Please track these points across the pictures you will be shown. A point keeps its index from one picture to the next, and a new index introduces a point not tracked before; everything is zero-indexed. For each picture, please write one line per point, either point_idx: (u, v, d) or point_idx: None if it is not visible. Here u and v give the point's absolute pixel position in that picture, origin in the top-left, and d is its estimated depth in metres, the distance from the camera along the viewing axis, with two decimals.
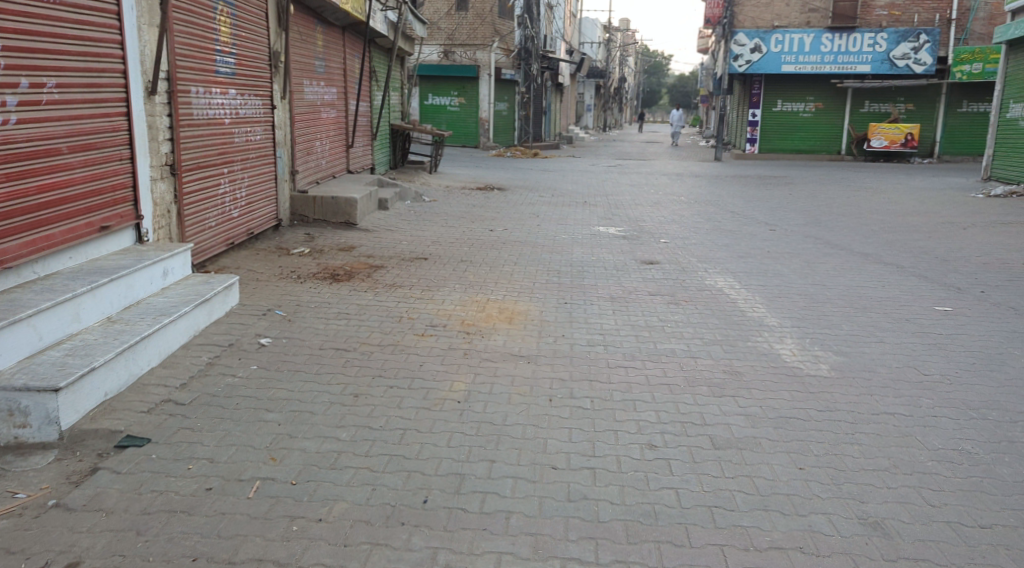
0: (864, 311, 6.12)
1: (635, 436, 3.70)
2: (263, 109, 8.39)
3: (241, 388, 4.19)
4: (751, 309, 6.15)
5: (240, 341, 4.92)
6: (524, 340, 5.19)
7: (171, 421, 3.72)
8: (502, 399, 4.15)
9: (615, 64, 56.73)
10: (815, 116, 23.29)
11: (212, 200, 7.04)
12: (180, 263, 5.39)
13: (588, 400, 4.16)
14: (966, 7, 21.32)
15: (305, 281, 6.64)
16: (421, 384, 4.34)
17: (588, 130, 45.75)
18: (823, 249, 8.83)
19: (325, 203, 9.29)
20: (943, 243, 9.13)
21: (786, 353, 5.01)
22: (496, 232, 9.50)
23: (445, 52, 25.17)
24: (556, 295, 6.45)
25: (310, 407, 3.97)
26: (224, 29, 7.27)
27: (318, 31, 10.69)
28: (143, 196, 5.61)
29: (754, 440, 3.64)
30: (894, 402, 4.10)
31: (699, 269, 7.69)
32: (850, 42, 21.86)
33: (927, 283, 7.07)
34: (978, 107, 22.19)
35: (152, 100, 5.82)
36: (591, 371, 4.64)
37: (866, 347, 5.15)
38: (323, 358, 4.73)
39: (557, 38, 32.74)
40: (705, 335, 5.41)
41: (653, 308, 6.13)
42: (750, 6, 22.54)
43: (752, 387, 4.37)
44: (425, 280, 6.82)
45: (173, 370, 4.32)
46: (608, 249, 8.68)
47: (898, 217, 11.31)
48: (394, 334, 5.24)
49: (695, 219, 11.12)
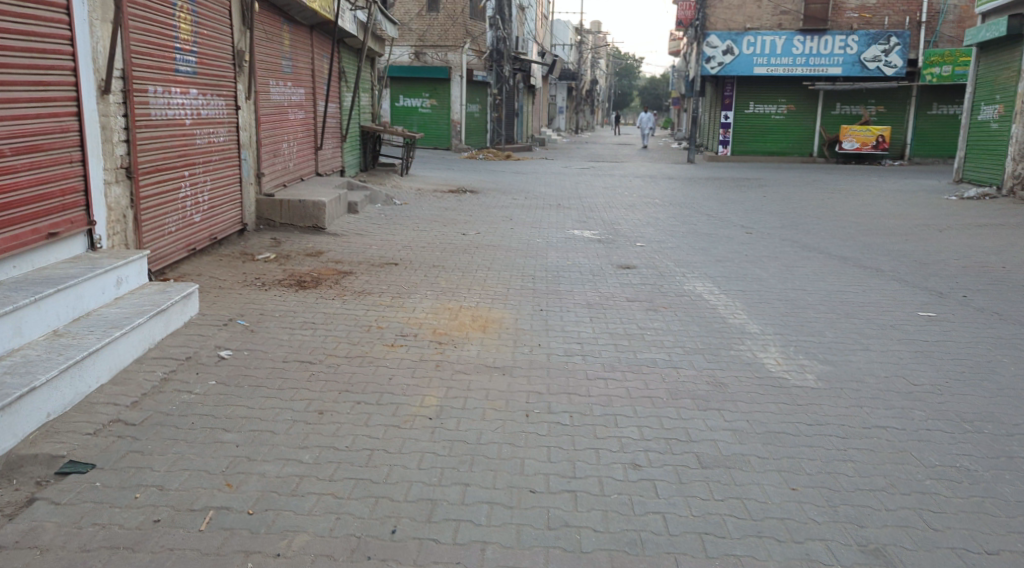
0: (847, 317, 6.00)
1: (617, 455, 3.54)
2: (226, 109, 8.08)
3: (197, 406, 3.92)
4: (732, 315, 6.01)
5: (199, 354, 4.65)
6: (499, 350, 4.99)
7: (119, 444, 3.45)
8: (476, 415, 3.94)
9: (587, 67, 56.80)
10: (787, 118, 23.39)
11: (171, 204, 6.73)
12: (136, 271, 5.10)
13: (566, 415, 3.98)
14: (936, 10, 21.47)
15: (270, 289, 6.38)
16: (391, 399, 4.12)
17: (561, 132, 45.69)
18: (801, 253, 8.73)
19: (292, 206, 9.01)
20: (921, 246, 9.09)
21: (770, 362, 4.89)
22: (470, 236, 9.29)
23: (416, 53, 24.90)
24: (531, 301, 6.25)
25: (272, 427, 3.72)
26: (184, 26, 6.97)
27: (284, 30, 10.39)
28: (97, 200, 5.30)
29: (743, 458, 3.54)
30: (885, 415, 4.04)
31: (678, 274, 7.52)
32: (821, 44, 21.94)
33: (909, 288, 6.98)
34: (948, 109, 22.37)
35: (106, 100, 5.51)
36: (568, 383, 4.44)
37: (852, 356, 5.04)
38: (287, 371, 4.48)
39: (528, 39, 32.54)
40: (686, 343, 5.26)
41: (632, 315, 5.97)
42: (721, 8, 22.57)
43: (737, 399, 4.26)
44: (396, 287, 6.59)
45: (124, 387, 4.04)
46: (584, 253, 8.50)
47: (874, 220, 11.28)
48: (362, 345, 5.00)
49: (671, 223, 10.98)
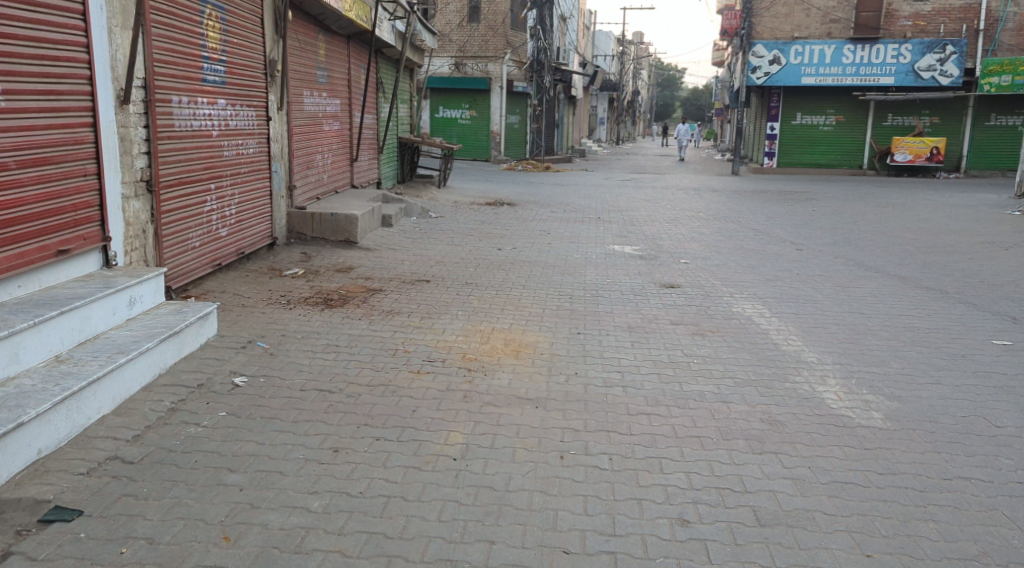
0: (913, 344, 5.51)
1: (663, 508, 3.15)
2: (257, 121, 7.85)
3: (202, 441, 3.61)
4: (785, 341, 5.57)
5: (212, 381, 4.34)
6: (532, 379, 4.61)
7: (111, 486, 3.17)
8: (505, 456, 3.57)
9: (628, 78, 56.39)
10: (836, 129, 22.69)
11: (196, 217, 6.50)
12: (151, 289, 4.84)
13: (605, 458, 3.59)
14: (995, 18, 20.60)
15: (295, 307, 6.09)
16: (413, 435, 3.76)
17: (601, 143, 45.35)
18: (857, 272, 8.22)
19: (323, 220, 8.76)
20: (987, 266, 8.48)
21: (831, 398, 4.43)
22: (505, 251, 8.93)
23: (456, 64, 24.72)
24: (568, 323, 5.87)
25: (281, 466, 3.40)
26: (212, 34, 6.76)
27: (319, 40, 10.18)
28: (113, 214, 5.07)
29: (807, 514, 3.12)
30: (967, 463, 3.59)
31: (724, 294, 7.08)
32: (872, 53, 21.23)
33: (979, 312, 6.45)
34: (1006, 120, 21.49)
35: (125, 110, 5.29)
36: (607, 420, 4.03)
37: (922, 391, 4.55)
38: (304, 402, 4.15)
39: (569, 50, 32.19)
40: (736, 374, 4.81)
41: (677, 340, 5.54)
42: (768, 17, 21.97)
43: (798, 441, 3.82)
44: (427, 306, 6.27)
45: (127, 418, 3.75)
46: (624, 270, 8.11)
47: (932, 236, 10.69)
48: (386, 371, 4.66)
49: (716, 238, 10.51)
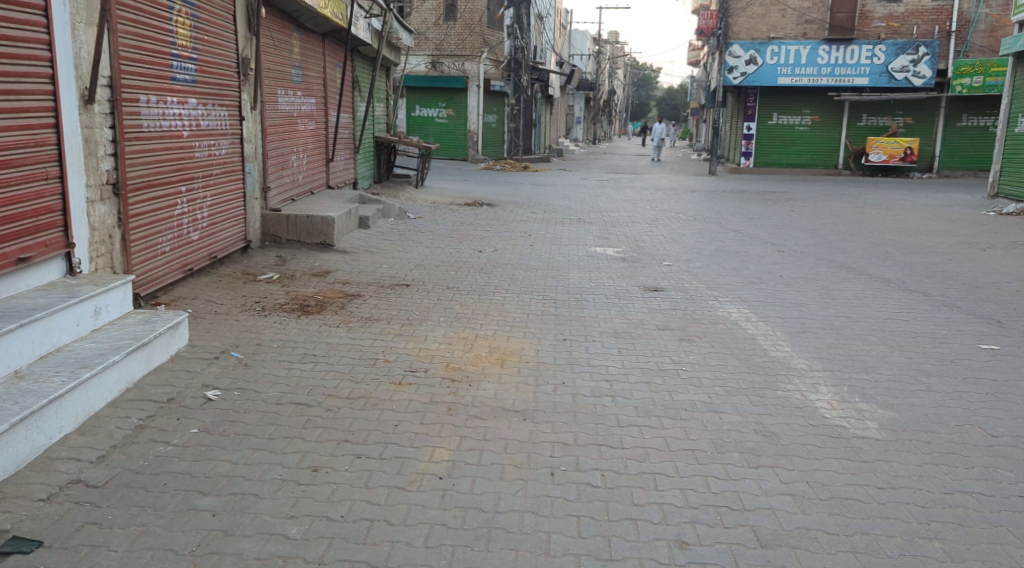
0: (901, 349, 5.44)
1: (660, 529, 3.02)
2: (230, 120, 7.63)
3: (173, 461, 3.42)
4: (773, 347, 5.47)
5: (183, 395, 4.14)
6: (518, 389, 4.45)
7: (74, 513, 2.99)
8: (494, 474, 3.42)
9: (605, 77, 56.54)
10: (812, 129, 22.77)
11: (166, 221, 6.28)
12: (118, 298, 4.63)
13: (597, 474, 3.45)
14: (967, 19, 20.79)
15: (270, 314, 5.89)
16: (396, 453, 3.59)
17: (578, 142, 45.29)
18: (839, 274, 8.17)
19: (299, 222, 8.54)
20: (967, 267, 8.47)
21: (824, 407, 4.32)
22: (485, 254, 8.76)
23: (432, 63, 24.52)
24: (553, 329, 5.72)
25: (257, 488, 3.22)
26: (182, 30, 6.53)
27: (294, 37, 9.94)
28: (76, 220, 4.87)
29: (808, 533, 3.00)
30: (967, 475, 3.49)
31: (709, 298, 6.98)
32: (847, 54, 21.33)
33: (963, 315, 6.40)
34: (978, 121, 21.66)
35: (90, 110, 5.07)
36: (597, 432, 3.90)
37: (915, 399, 4.46)
38: (280, 416, 3.96)
39: (546, 49, 32.07)
40: (727, 383, 4.68)
41: (663, 347, 5.41)
42: (744, 17, 21.99)
43: (793, 453, 3.70)
44: (407, 312, 6.08)
45: (91, 437, 3.55)
46: (607, 273, 7.98)
47: (912, 236, 10.69)
48: (366, 383, 4.48)
49: (697, 239, 10.43)
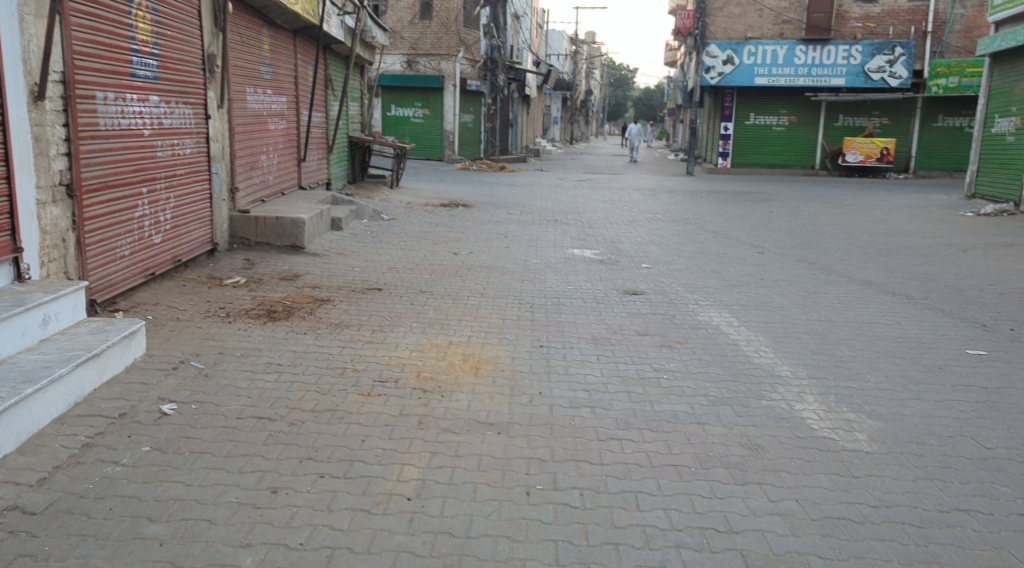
0: (887, 355, 5.31)
1: (643, 555, 2.84)
2: (195, 118, 7.35)
3: (121, 483, 3.18)
4: (757, 353, 5.31)
5: (136, 410, 3.89)
6: (493, 401, 4.25)
7: (7, 543, 2.75)
8: (466, 494, 3.22)
9: (582, 77, 56.55)
10: (788, 130, 22.80)
11: (125, 223, 6.00)
12: (69, 306, 4.37)
13: (576, 493, 3.26)
14: (942, 20, 20.93)
15: (234, 321, 5.64)
16: (362, 471, 3.38)
17: (555, 142, 45.20)
18: (821, 276, 8.07)
19: (268, 224, 8.26)
20: (948, 269, 8.39)
21: (810, 417, 4.17)
22: (461, 256, 8.54)
23: (408, 61, 24.24)
24: (529, 335, 5.53)
25: (210, 512, 3.00)
26: (142, 25, 6.25)
27: (263, 34, 9.66)
28: (25, 223, 4.62)
29: (800, 559, 2.83)
30: (963, 492, 3.35)
31: (690, 301, 6.82)
32: (824, 54, 21.37)
33: (948, 319, 6.30)
34: (954, 121, 21.78)
35: (41, 107, 4.80)
36: (575, 447, 3.70)
37: (904, 409, 4.31)
38: (240, 432, 3.73)
39: (522, 48, 31.87)
40: (709, 393, 4.51)
41: (643, 353, 5.23)
42: (721, 16, 21.92)
43: (781, 469, 3.54)
44: (378, 318, 5.86)
45: (33, 458, 3.30)
46: (585, 275, 7.79)
47: (891, 237, 10.62)
48: (333, 395, 4.26)
49: (676, 241, 10.29)
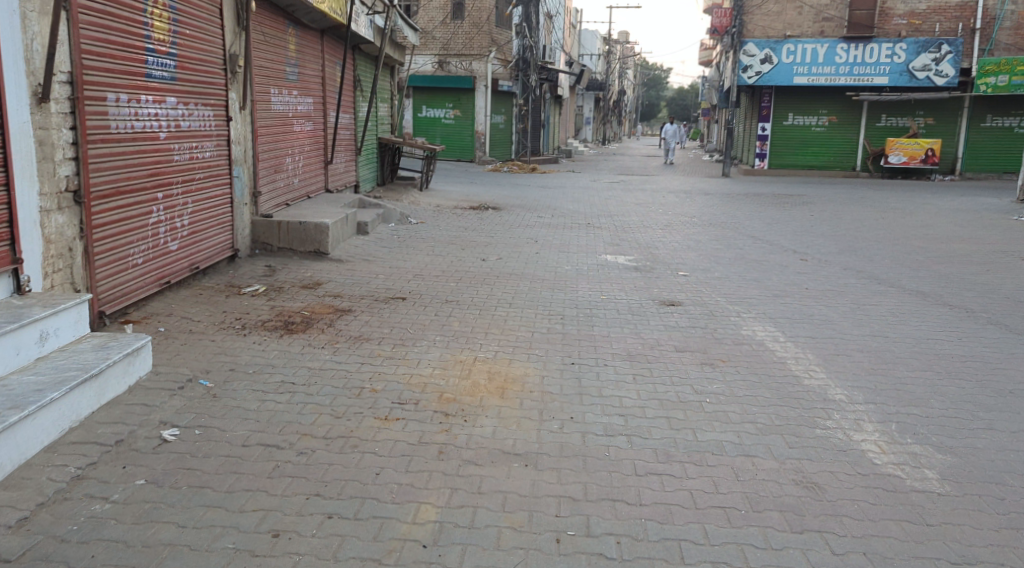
0: (951, 376, 4.86)
1: None
2: (215, 120, 7.10)
3: (108, 525, 2.89)
4: (807, 373, 4.89)
5: (134, 436, 3.60)
6: (520, 427, 3.89)
7: None
8: (488, 541, 2.88)
9: (615, 77, 56.01)
10: (829, 130, 22.15)
11: (138, 230, 5.74)
12: (70, 319, 4.11)
13: (612, 541, 2.91)
14: (992, 16, 20.03)
15: (250, 334, 5.35)
16: (374, 511, 3.04)
17: (588, 143, 44.74)
18: (871, 286, 7.59)
19: (290, 229, 7.98)
20: (1007, 278, 7.87)
21: (872, 450, 3.75)
22: (489, 263, 8.21)
23: (439, 62, 23.92)
24: (560, 351, 5.18)
25: (202, 562, 2.71)
26: (158, 24, 6.00)
27: (289, 33, 9.40)
28: (26, 231, 4.39)
29: None
30: None
31: (731, 314, 6.40)
32: (866, 52, 20.68)
33: (1014, 335, 5.81)
34: (1003, 121, 20.95)
35: (45, 109, 4.55)
36: (611, 484, 3.34)
37: (977, 441, 3.88)
38: (244, 463, 3.41)
39: (555, 47, 31.45)
40: (757, 420, 4.10)
41: (684, 373, 4.83)
42: (760, 14, 21.33)
43: (843, 513, 3.14)
44: (400, 330, 5.54)
45: (16, 494, 3.03)
46: (620, 284, 7.40)
47: (943, 243, 10.07)
48: (347, 418, 3.94)
49: (714, 246, 9.85)
